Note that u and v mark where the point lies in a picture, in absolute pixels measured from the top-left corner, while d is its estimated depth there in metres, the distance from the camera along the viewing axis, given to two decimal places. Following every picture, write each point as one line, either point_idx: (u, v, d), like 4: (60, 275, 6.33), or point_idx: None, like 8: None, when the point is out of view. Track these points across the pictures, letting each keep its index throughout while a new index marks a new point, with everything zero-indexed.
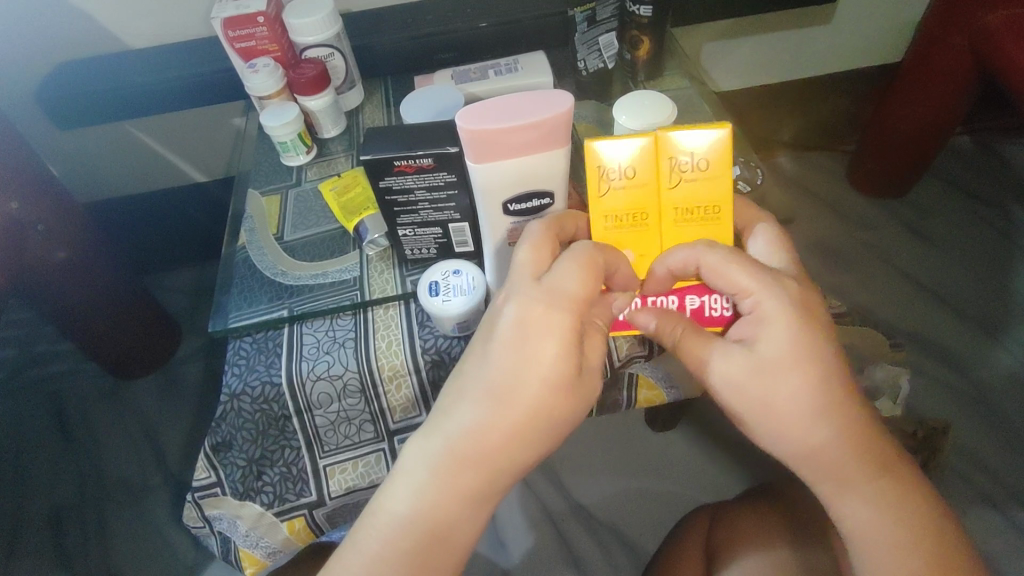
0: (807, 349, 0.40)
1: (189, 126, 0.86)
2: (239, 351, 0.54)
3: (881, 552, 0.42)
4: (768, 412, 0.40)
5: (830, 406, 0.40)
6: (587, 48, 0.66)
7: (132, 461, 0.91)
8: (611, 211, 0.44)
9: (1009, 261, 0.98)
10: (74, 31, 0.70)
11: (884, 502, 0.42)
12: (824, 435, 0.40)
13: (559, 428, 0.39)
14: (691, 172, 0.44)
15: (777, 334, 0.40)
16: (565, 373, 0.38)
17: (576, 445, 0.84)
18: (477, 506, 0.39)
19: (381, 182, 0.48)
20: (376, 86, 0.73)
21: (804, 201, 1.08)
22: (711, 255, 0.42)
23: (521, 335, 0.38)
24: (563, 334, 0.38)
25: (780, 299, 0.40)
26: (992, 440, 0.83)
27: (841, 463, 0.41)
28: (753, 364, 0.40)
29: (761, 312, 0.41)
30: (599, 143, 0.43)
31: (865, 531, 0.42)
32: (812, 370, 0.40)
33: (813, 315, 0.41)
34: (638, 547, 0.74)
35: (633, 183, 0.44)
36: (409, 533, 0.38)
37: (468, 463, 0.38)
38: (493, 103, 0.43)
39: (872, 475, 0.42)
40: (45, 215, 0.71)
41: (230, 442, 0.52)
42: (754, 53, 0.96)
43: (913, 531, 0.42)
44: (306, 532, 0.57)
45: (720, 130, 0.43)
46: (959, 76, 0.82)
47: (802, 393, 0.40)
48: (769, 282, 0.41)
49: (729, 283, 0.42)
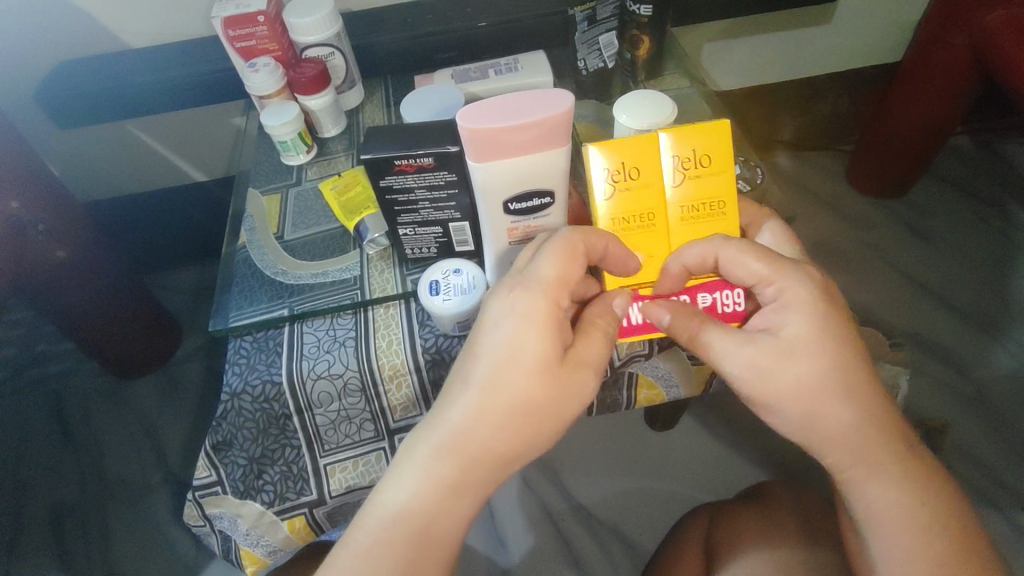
0: (830, 332, 0.41)
1: (189, 126, 0.86)
2: (239, 351, 0.54)
3: (908, 537, 0.42)
4: (798, 395, 0.41)
5: (856, 389, 0.41)
6: (587, 48, 0.65)
7: (132, 461, 0.91)
8: (617, 213, 0.44)
9: (1008, 260, 0.99)
10: (75, 30, 0.70)
11: (907, 488, 0.42)
12: (849, 417, 0.41)
13: (544, 419, 0.39)
14: (694, 169, 0.44)
15: (802, 318, 0.41)
16: (541, 360, 0.38)
17: (576, 444, 0.84)
18: (462, 497, 0.39)
19: (381, 181, 0.48)
20: (376, 86, 0.73)
21: (804, 201, 1.08)
22: (729, 247, 0.42)
23: (498, 323, 0.39)
24: (536, 320, 0.39)
25: (801, 285, 0.41)
26: (991, 439, 0.83)
27: (869, 447, 0.42)
28: (780, 347, 0.41)
29: (784, 299, 0.42)
30: (598, 147, 0.43)
31: (891, 517, 0.42)
32: (835, 352, 0.41)
33: (831, 299, 0.42)
34: (638, 546, 0.75)
35: (636, 184, 0.44)
36: (393, 521, 0.38)
37: (447, 450, 0.39)
38: (493, 102, 0.43)
39: (897, 459, 0.42)
40: (46, 214, 0.71)
41: (230, 441, 0.52)
42: (754, 52, 0.96)
43: (938, 515, 0.42)
44: (306, 530, 0.57)
45: (717, 127, 0.44)
46: (959, 76, 0.82)
47: (827, 375, 0.40)
48: (790, 269, 0.42)
49: (750, 274, 0.42)
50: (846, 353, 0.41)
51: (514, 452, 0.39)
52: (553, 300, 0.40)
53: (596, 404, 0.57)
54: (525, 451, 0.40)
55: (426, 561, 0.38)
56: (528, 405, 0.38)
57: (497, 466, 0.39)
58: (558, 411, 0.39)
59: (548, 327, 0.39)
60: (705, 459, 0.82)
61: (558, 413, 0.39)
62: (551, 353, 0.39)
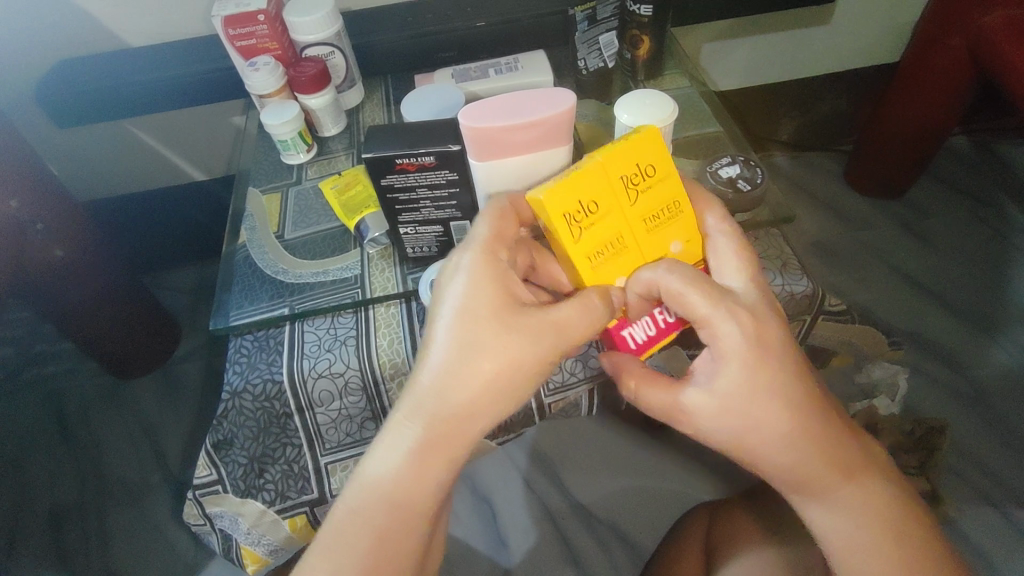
0: (763, 381, 0.39)
1: (189, 125, 0.86)
2: (240, 349, 0.54)
3: (857, 556, 0.42)
4: (733, 437, 0.41)
5: (795, 433, 0.40)
6: (587, 47, 0.65)
7: (132, 460, 0.90)
8: (591, 249, 0.41)
9: (1006, 260, 0.99)
10: (74, 30, 0.70)
11: (850, 505, 0.43)
12: (790, 457, 0.41)
13: (503, 368, 0.38)
14: (644, 180, 0.42)
15: (736, 369, 0.39)
16: (489, 309, 0.38)
17: (575, 445, 0.83)
18: (434, 455, 0.39)
19: (382, 180, 0.48)
20: (376, 86, 0.73)
21: (802, 201, 1.08)
22: (671, 279, 0.40)
23: (449, 283, 0.40)
24: (482, 273, 0.40)
25: (736, 328, 0.39)
26: (990, 438, 0.83)
27: (812, 476, 0.42)
28: (715, 405, 0.40)
29: (719, 345, 0.40)
30: (552, 191, 0.39)
31: (838, 533, 0.43)
32: (769, 400, 0.39)
33: (768, 342, 0.40)
34: (639, 546, 0.75)
35: (600, 214, 0.41)
36: (363, 501, 0.39)
37: (414, 414, 0.39)
38: (490, 102, 0.44)
39: (841, 482, 0.42)
40: (45, 214, 0.71)
41: (232, 440, 0.52)
42: (753, 52, 0.96)
43: (884, 529, 0.43)
44: (308, 529, 0.58)
45: (648, 133, 0.42)
46: (956, 77, 0.83)
47: (766, 422, 0.40)
48: (724, 309, 0.40)
49: (687, 308, 0.40)
50: (782, 396, 0.40)
51: (482, 406, 0.39)
52: (496, 256, 0.41)
53: (596, 402, 0.59)
54: (496, 406, 0.39)
55: (396, 538, 0.39)
56: (482, 354, 0.38)
57: (467, 424, 0.39)
58: (515, 360, 0.38)
59: (494, 277, 0.40)
60: (706, 458, 0.82)
61: (517, 360, 0.38)
62: (497, 299, 0.39)
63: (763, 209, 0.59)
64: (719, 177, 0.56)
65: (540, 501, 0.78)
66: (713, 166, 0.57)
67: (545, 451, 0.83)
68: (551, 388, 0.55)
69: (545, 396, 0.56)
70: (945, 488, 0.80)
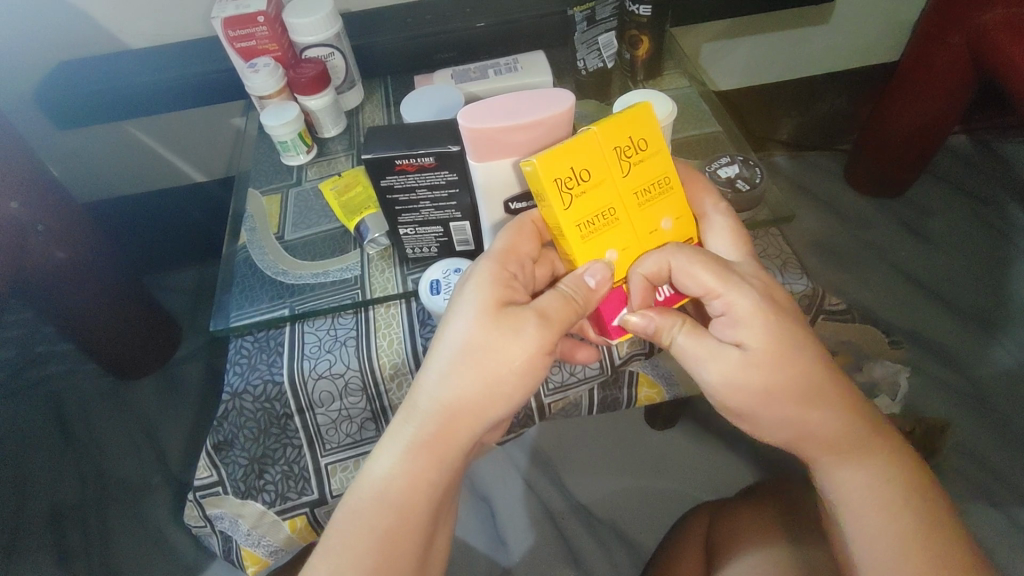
0: (786, 345, 0.41)
1: (188, 127, 0.86)
2: (241, 350, 0.55)
3: (874, 513, 0.43)
4: (759, 400, 0.42)
5: (807, 386, 0.41)
6: (586, 48, 0.65)
7: (133, 460, 0.91)
8: (581, 218, 0.40)
9: (1006, 259, 0.99)
10: (74, 32, 0.70)
11: (872, 465, 0.44)
12: (814, 416, 0.42)
13: (494, 368, 0.39)
14: (636, 154, 0.42)
15: (755, 328, 0.41)
16: (483, 310, 0.40)
17: (575, 444, 0.83)
18: (428, 455, 0.40)
19: (382, 181, 0.49)
20: (375, 87, 0.73)
21: (802, 201, 1.08)
22: (680, 256, 0.41)
23: (456, 291, 0.42)
24: (487, 280, 0.41)
25: (748, 297, 0.41)
26: (992, 439, 0.83)
27: (837, 437, 0.43)
28: (743, 359, 0.41)
29: (734, 312, 0.41)
30: (544, 158, 0.39)
31: (859, 496, 0.44)
32: (795, 356, 0.41)
33: (781, 307, 0.42)
34: (639, 545, 0.75)
35: (593, 181, 0.40)
36: (364, 497, 0.40)
37: (411, 415, 0.40)
38: (496, 102, 0.44)
39: (866, 441, 0.44)
40: (46, 215, 0.72)
41: (232, 441, 0.53)
42: (753, 51, 0.96)
43: (899, 489, 0.44)
44: (307, 530, 0.57)
45: (639, 109, 0.42)
46: (957, 74, 0.83)
47: (792, 376, 0.41)
48: (737, 282, 0.41)
49: (698, 285, 0.41)
50: (805, 358, 0.41)
51: (473, 405, 0.39)
52: (506, 268, 0.42)
53: (598, 404, 0.58)
54: (487, 407, 0.40)
55: (399, 539, 0.39)
56: (476, 354, 0.39)
57: (461, 424, 0.40)
58: (513, 364, 0.39)
59: (493, 282, 0.41)
60: (707, 458, 0.81)
61: (508, 359, 0.39)
62: (492, 300, 0.40)
63: (762, 208, 0.58)
64: (718, 177, 0.57)
65: (541, 502, 0.78)
66: (712, 166, 0.58)
67: (545, 451, 0.83)
68: (551, 388, 0.55)
69: (544, 396, 0.56)
70: (947, 488, 0.80)
